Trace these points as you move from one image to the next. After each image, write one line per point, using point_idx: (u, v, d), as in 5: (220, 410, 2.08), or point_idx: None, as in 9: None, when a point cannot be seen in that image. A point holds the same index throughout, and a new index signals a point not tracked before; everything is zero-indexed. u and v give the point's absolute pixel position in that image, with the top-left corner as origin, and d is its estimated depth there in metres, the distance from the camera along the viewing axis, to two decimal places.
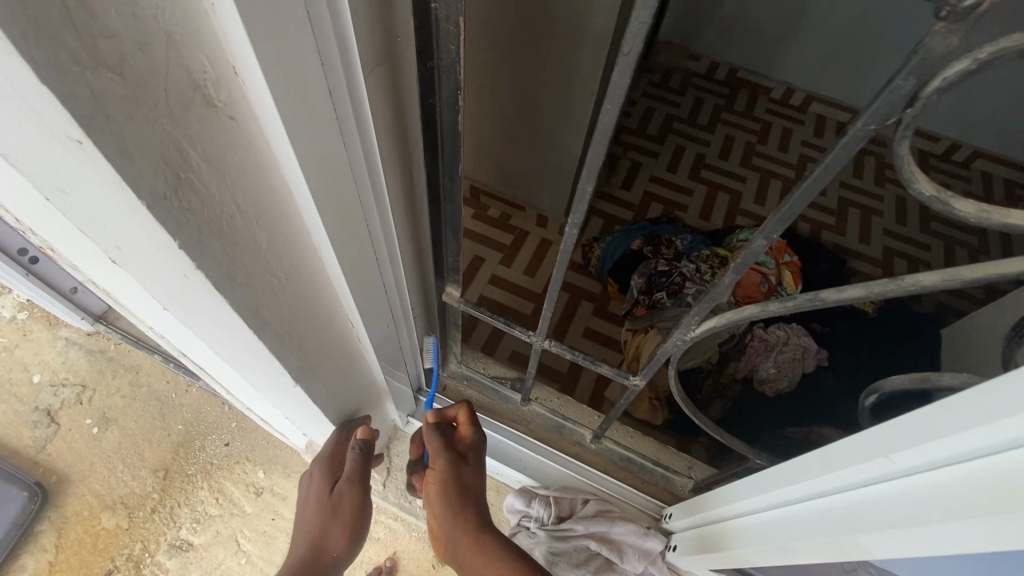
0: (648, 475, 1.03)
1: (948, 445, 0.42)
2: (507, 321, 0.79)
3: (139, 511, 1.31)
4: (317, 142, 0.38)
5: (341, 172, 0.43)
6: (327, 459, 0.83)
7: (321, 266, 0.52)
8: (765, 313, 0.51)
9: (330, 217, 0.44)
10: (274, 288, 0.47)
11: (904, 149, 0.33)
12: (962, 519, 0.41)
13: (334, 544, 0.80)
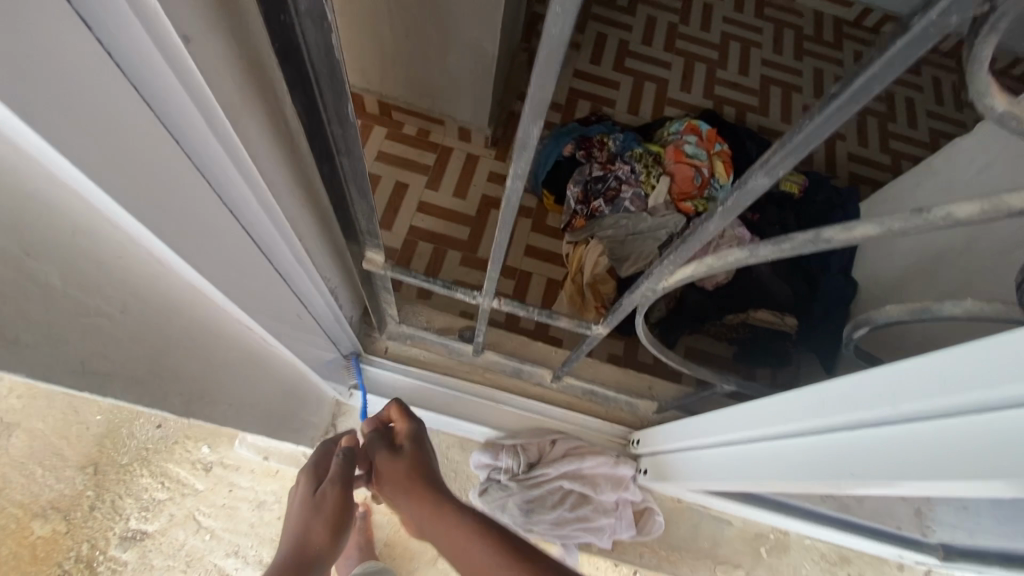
0: (611, 404, 0.99)
1: (950, 397, 0.37)
2: (446, 284, 0.70)
3: (76, 512, 1.13)
4: (47, 89, 0.23)
5: (130, 136, 0.29)
6: (309, 469, 0.74)
7: (163, 268, 0.38)
8: (754, 259, 0.43)
9: (136, 207, 0.30)
10: (93, 318, 0.33)
11: (984, 56, 0.26)
12: (961, 479, 0.37)
13: (316, 547, 0.66)
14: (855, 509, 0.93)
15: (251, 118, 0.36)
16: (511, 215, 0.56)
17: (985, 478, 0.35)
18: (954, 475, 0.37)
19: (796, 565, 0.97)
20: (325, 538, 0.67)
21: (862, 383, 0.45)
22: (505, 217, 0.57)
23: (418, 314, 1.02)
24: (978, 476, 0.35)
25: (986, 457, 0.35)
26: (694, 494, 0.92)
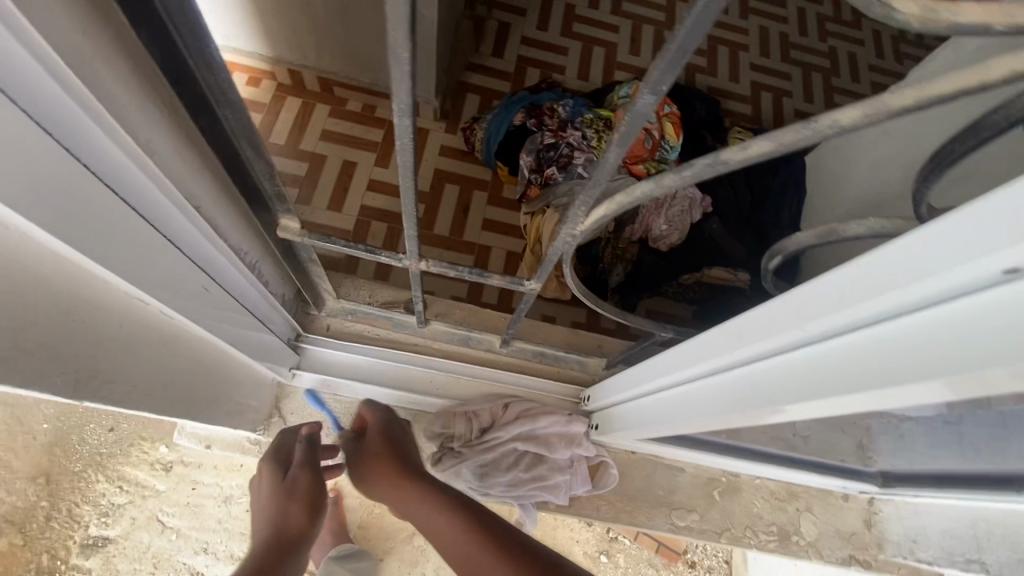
0: (561, 364, 0.99)
1: (858, 310, 0.36)
2: (369, 247, 0.66)
3: None
4: None
5: None
6: (278, 455, 0.73)
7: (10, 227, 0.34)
8: (658, 192, 0.42)
9: None
10: None
11: None
12: (877, 389, 0.36)
13: (296, 530, 0.65)
14: (800, 446, 0.95)
15: (76, 35, 0.33)
16: (410, 170, 0.50)
17: (895, 387, 0.35)
18: (867, 388, 0.37)
19: (748, 505, 1.01)
20: (304, 521, 0.66)
21: (778, 310, 0.44)
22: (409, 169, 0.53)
23: (361, 287, 0.99)
24: (890, 385, 0.35)
25: (895, 366, 0.35)
26: (645, 444, 0.94)
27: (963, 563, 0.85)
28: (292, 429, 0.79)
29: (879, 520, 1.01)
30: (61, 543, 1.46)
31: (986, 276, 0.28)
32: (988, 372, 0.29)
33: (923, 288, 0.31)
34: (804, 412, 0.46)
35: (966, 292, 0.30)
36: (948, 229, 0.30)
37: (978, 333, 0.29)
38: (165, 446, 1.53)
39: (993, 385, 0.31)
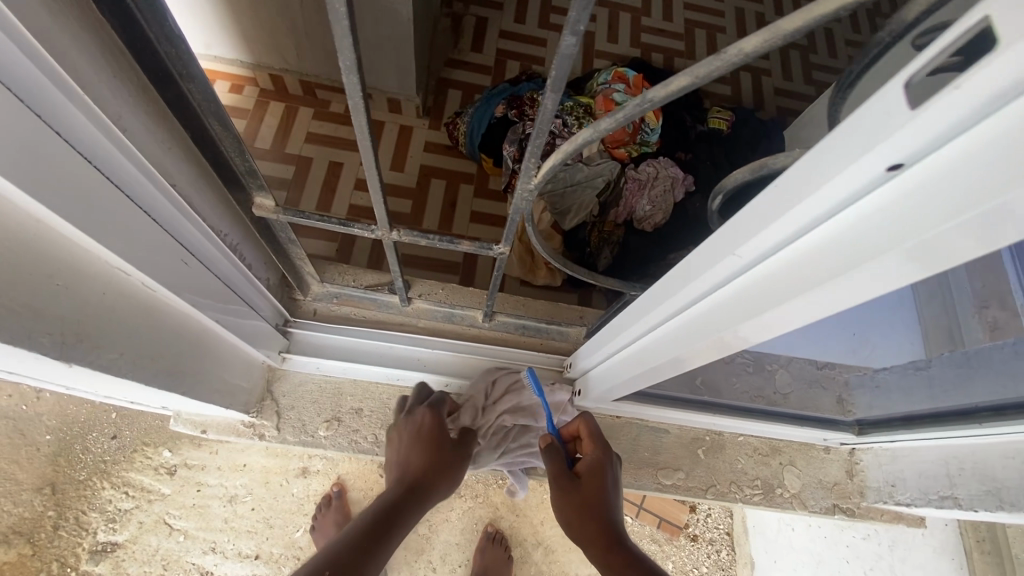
0: (544, 336, 1.03)
1: (782, 226, 0.39)
2: (341, 221, 0.69)
3: None
4: None
5: None
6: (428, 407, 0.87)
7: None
8: (597, 135, 0.45)
9: None
10: None
11: None
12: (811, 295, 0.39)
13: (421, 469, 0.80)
14: (781, 402, 1.02)
15: (39, 11, 0.36)
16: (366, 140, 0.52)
17: (834, 283, 0.38)
18: (809, 291, 0.40)
19: (732, 462, 1.04)
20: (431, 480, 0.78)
21: (718, 242, 0.47)
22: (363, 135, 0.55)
23: (345, 272, 1.01)
24: (828, 283, 0.38)
25: (827, 267, 0.38)
26: (626, 404, 0.97)
27: (938, 500, 0.89)
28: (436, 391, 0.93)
29: (861, 470, 1.05)
30: (70, 551, 1.48)
31: (877, 175, 0.31)
32: (904, 250, 0.32)
33: (833, 194, 0.34)
34: (762, 330, 0.50)
35: (865, 192, 0.33)
36: (839, 139, 0.32)
37: (887, 224, 0.32)
38: (169, 450, 1.56)
39: (908, 265, 0.34)
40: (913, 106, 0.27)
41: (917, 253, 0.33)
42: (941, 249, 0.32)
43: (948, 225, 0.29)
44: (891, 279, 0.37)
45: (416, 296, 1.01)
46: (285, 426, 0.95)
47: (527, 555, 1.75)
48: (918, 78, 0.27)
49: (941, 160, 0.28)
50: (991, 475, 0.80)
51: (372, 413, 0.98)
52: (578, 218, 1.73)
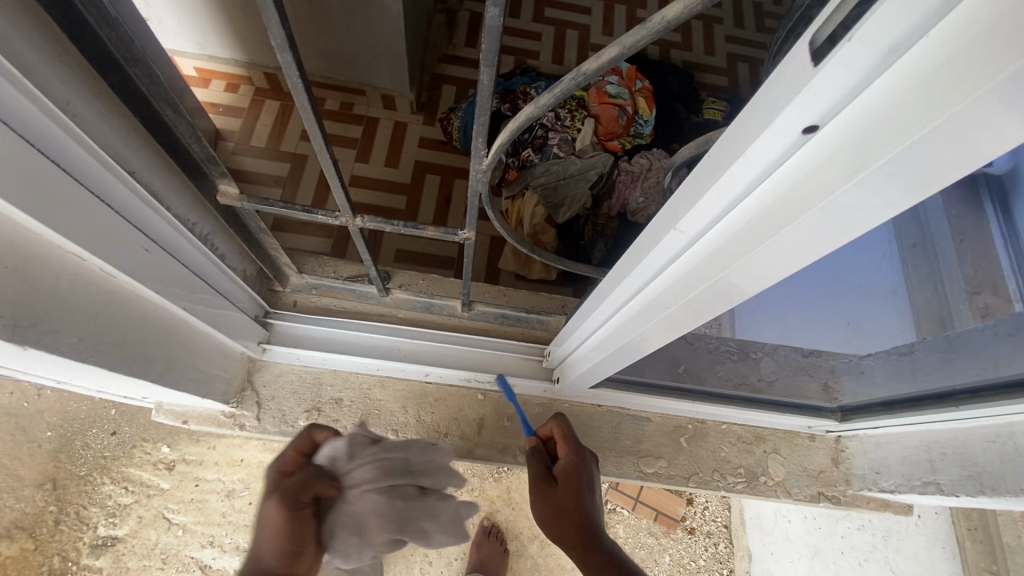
0: (524, 325, 1.03)
1: (717, 197, 0.39)
2: (306, 208, 0.69)
3: None
4: None
5: None
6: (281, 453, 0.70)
7: None
8: (539, 112, 0.45)
9: None
10: None
11: None
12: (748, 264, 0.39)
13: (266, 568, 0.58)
14: (765, 390, 1.01)
15: None
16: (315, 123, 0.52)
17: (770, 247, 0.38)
18: (750, 257, 0.40)
19: (715, 449, 1.03)
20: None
21: (665, 217, 0.47)
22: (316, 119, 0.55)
23: (325, 264, 1.02)
24: (766, 247, 0.38)
25: (762, 232, 0.38)
26: (605, 392, 0.97)
27: (921, 486, 0.87)
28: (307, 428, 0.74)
29: (846, 457, 1.04)
30: (70, 545, 1.50)
31: (794, 140, 0.31)
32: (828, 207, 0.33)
33: (756, 161, 0.34)
34: (715, 302, 0.50)
35: (786, 158, 0.32)
36: (758, 105, 0.32)
37: (813, 187, 0.32)
38: (167, 446, 1.58)
39: (836, 224, 0.35)
40: (815, 65, 0.27)
41: (841, 211, 0.33)
42: (862, 206, 0.32)
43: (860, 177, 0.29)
44: (824, 241, 0.37)
45: (397, 287, 1.01)
46: (266, 416, 0.95)
47: (523, 548, 1.75)
48: (820, 37, 0.27)
49: (848, 120, 0.28)
50: (972, 459, 0.79)
51: (353, 402, 0.98)
52: (571, 212, 1.71)
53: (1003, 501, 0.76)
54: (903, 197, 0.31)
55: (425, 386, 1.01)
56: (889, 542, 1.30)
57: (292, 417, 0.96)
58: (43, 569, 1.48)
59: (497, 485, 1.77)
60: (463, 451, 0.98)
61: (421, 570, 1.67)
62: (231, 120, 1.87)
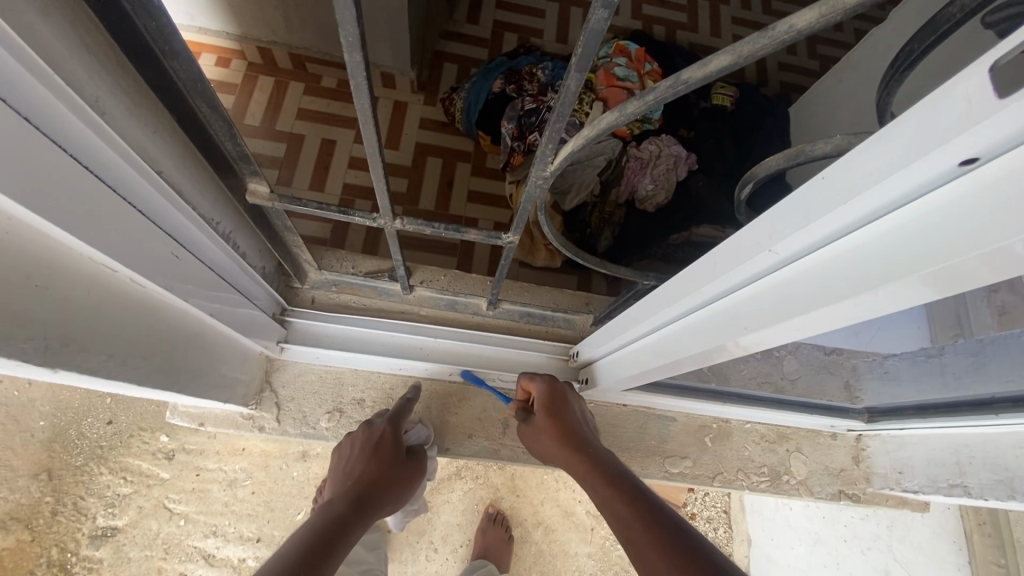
0: (549, 324, 1.00)
1: (827, 223, 0.36)
2: (340, 208, 0.67)
3: None
4: None
5: None
6: (390, 420, 0.87)
7: None
8: (623, 119, 0.42)
9: None
10: None
11: None
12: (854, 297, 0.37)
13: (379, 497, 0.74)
14: (788, 389, 1.01)
15: None
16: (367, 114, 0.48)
17: (879, 289, 0.35)
18: (852, 295, 0.37)
19: (739, 449, 1.03)
20: (381, 494, 0.74)
21: (749, 237, 0.44)
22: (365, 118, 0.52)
23: (343, 258, 0.97)
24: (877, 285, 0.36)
25: (875, 270, 0.35)
26: (635, 394, 0.96)
27: (947, 488, 0.89)
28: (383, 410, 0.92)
29: (867, 456, 1.05)
30: (70, 536, 1.47)
31: (945, 172, 0.28)
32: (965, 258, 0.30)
33: (889, 190, 0.31)
34: (794, 330, 0.47)
35: (927, 189, 0.30)
36: (904, 130, 0.29)
37: (953, 227, 0.30)
38: (166, 435, 1.54)
39: (968, 273, 0.32)
40: (999, 96, 0.24)
41: (978, 263, 0.30)
42: (1008, 259, 0.29)
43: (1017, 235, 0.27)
44: (947, 284, 0.34)
45: (419, 284, 0.97)
46: (286, 418, 0.92)
47: (528, 535, 1.75)
48: (1004, 61, 0.24)
49: (1016, 159, 0.26)
50: (1004, 463, 0.80)
51: (375, 403, 0.96)
52: (579, 199, 1.66)
53: None
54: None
55: (449, 385, 1.00)
56: (893, 533, 1.32)
57: (311, 418, 0.94)
58: (41, 560, 1.45)
59: (502, 472, 1.76)
60: (489, 452, 0.97)
61: (426, 557, 1.67)
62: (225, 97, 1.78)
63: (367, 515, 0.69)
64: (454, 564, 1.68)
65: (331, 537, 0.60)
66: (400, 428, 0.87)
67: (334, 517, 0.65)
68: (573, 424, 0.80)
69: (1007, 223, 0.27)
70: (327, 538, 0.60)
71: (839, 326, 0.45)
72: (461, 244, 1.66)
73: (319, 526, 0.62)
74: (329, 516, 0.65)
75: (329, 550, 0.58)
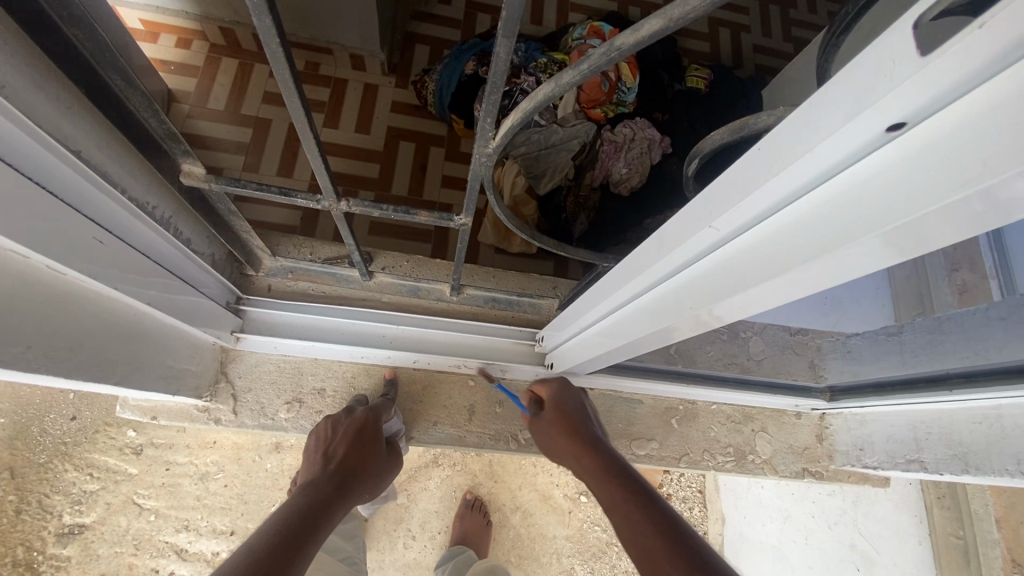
0: (515, 309, 0.99)
1: (764, 195, 0.35)
2: (283, 190, 0.64)
3: None
4: None
5: None
6: (370, 408, 0.85)
7: None
8: (561, 89, 0.40)
9: None
10: None
11: None
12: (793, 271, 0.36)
13: (354, 486, 0.72)
14: (753, 369, 1.02)
15: None
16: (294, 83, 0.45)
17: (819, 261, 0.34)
18: (794, 269, 0.36)
19: (705, 430, 1.04)
20: (356, 482, 0.72)
21: (692, 212, 0.43)
22: (292, 90, 0.49)
23: (300, 244, 0.94)
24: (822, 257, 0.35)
25: (813, 243, 0.34)
26: (599, 377, 0.95)
27: (904, 463, 0.90)
28: (363, 400, 0.91)
29: (830, 434, 1.07)
30: (35, 535, 1.43)
31: (875, 137, 0.27)
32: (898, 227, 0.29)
33: (824, 157, 0.30)
34: (744, 307, 0.46)
35: (860, 155, 0.29)
36: (835, 95, 0.28)
37: (886, 196, 0.29)
38: (133, 430, 1.50)
39: (907, 243, 0.31)
40: (920, 54, 0.23)
41: (913, 231, 0.29)
42: (941, 226, 0.29)
43: (948, 201, 0.26)
44: (885, 255, 0.33)
45: (380, 270, 0.95)
46: (243, 410, 0.90)
47: (506, 519, 1.76)
48: (926, 19, 0.23)
49: (945, 121, 0.24)
50: (957, 439, 0.81)
51: (337, 392, 0.94)
52: (553, 182, 1.65)
53: (987, 480, 0.79)
54: (993, 218, 0.28)
55: (413, 373, 0.98)
56: (858, 508, 1.35)
57: (269, 409, 0.91)
58: (6, 560, 1.41)
59: (479, 459, 1.77)
60: (455, 439, 0.96)
61: (404, 545, 1.66)
62: (186, 79, 1.71)
63: (339, 504, 0.67)
64: (432, 551, 1.68)
65: (303, 528, 0.58)
66: (382, 419, 0.84)
67: (309, 507, 0.62)
68: (583, 424, 0.78)
69: (936, 190, 0.26)
70: (300, 530, 0.57)
71: (786, 302, 0.44)
72: (434, 229, 1.63)
73: (293, 516, 0.60)
74: (303, 502, 0.63)
75: (299, 542, 0.55)
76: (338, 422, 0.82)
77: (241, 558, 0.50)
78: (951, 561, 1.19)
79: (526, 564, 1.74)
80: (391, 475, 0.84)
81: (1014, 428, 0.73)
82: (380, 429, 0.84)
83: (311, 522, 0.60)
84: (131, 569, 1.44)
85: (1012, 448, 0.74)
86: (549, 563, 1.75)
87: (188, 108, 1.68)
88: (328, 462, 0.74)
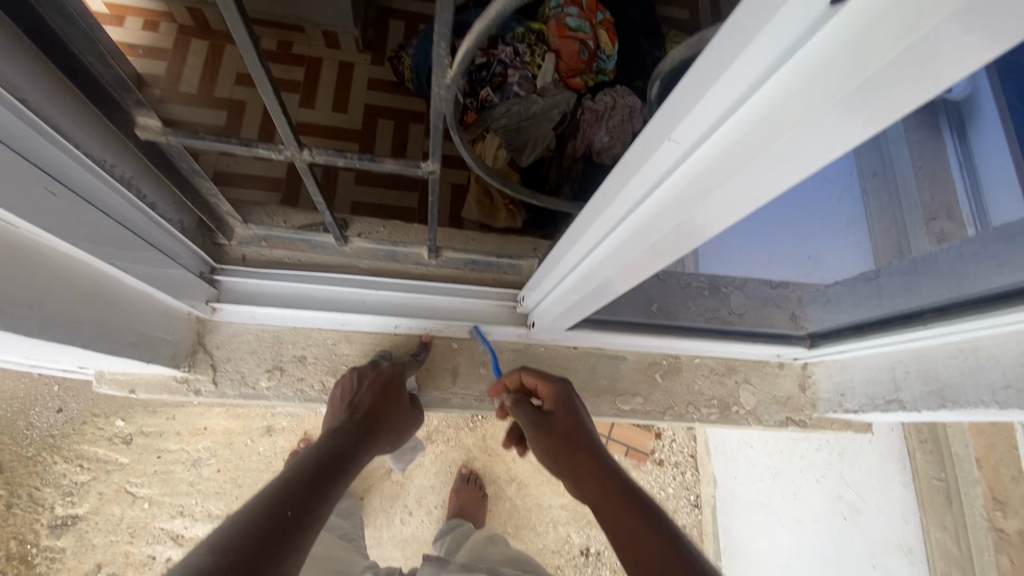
0: (495, 270, 0.99)
1: (720, 95, 0.34)
2: (244, 141, 0.62)
3: None
4: None
5: None
6: (396, 364, 0.87)
7: None
8: (512, 5, 0.39)
9: None
10: None
11: None
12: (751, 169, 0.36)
13: (375, 437, 0.75)
14: (736, 321, 1.02)
15: None
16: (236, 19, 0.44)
17: (782, 146, 0.34)
18: (759, 161, 0.35)
19: (688, 383, 1.05)
20: (376, 431, 0.76)
21: (657, 128, 0.42)
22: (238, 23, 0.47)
23: (273, 213, 0.92)
24: (776, 152, 0.34)
25: (771, 132, 0.33)
26: (579, 332, 0.95)
27: (884, 404, 0.91)
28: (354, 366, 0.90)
29: (813, 382, 1.09)
30: (28, 527, 1.41)
31: (815, 15, 0.26)
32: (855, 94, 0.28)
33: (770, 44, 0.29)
34: (718, 216, 0.45)
35: (803, 38, 0.28)
36: None
37: (831, 73, 0.28)
38: (122, 419, 1.48)
39: (872, 109, 0.30)
40: None
41: (868, 98, 0.28)
42: (894, 89, 0.28)
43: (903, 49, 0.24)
44: (840, 138, 0.33)
45: (356, 235, 0.93)
46: (224, 379, 0.89)
47: (502, 491, 1.77)
48: None
49: None
50: (934, 374, 0.82)
51: (317, 359, 0.93)
52: (535, 154, 1.60)
53: (963, 413, 0.78)
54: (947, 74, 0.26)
55: (394, 337, 0.97)
56: (845, 459, 1.36)
57: (250, 379, 0.91)
58: None
59: (473, 433, 1.78)
60: (439, 402, 0.97)
61: (401, 521, 1.67)
62: (155, 62, 1.66)
63: (363, 452, 0.70)
64: (429, 525, 1.69)
65: (331, 471, 0.61)
66: (406, 375, 0.86)
67: (335, 453, 0.65)
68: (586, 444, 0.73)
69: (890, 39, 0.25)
70: (327, 473, 0.61)
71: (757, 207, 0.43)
72: (416, 206, 1.61)
73: (316, 460, 0.63)
74: (326, 449, 0.66)
75: (323, 485, 0.58)
76: (364, 372, 0.85)
77: (269, 492, 0.54)
78: (936, 504, 1.22)
79: (523, 533, 1.75)
80: (412, 427, 0.88)
81: (989, 359, 0.74)
82: (404, 383, 0.86)
83: (336, 465, 0.63)
84: (128, 557, 1.43)
85: (986, 379, 0.74)
86: (546, 532, 1.77)
87: (159, 93, 1.65)
88: (357, 412, 0.77)
